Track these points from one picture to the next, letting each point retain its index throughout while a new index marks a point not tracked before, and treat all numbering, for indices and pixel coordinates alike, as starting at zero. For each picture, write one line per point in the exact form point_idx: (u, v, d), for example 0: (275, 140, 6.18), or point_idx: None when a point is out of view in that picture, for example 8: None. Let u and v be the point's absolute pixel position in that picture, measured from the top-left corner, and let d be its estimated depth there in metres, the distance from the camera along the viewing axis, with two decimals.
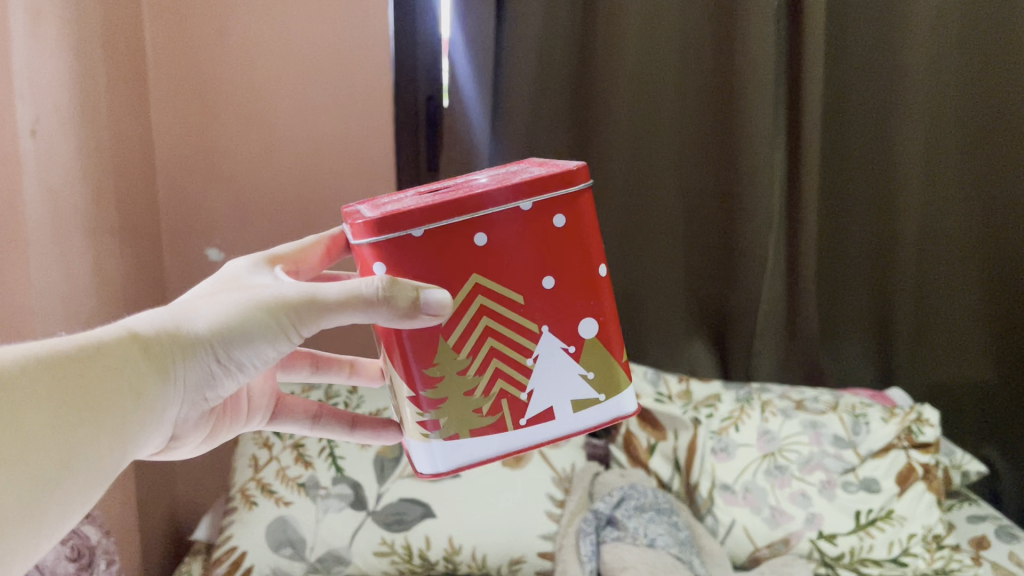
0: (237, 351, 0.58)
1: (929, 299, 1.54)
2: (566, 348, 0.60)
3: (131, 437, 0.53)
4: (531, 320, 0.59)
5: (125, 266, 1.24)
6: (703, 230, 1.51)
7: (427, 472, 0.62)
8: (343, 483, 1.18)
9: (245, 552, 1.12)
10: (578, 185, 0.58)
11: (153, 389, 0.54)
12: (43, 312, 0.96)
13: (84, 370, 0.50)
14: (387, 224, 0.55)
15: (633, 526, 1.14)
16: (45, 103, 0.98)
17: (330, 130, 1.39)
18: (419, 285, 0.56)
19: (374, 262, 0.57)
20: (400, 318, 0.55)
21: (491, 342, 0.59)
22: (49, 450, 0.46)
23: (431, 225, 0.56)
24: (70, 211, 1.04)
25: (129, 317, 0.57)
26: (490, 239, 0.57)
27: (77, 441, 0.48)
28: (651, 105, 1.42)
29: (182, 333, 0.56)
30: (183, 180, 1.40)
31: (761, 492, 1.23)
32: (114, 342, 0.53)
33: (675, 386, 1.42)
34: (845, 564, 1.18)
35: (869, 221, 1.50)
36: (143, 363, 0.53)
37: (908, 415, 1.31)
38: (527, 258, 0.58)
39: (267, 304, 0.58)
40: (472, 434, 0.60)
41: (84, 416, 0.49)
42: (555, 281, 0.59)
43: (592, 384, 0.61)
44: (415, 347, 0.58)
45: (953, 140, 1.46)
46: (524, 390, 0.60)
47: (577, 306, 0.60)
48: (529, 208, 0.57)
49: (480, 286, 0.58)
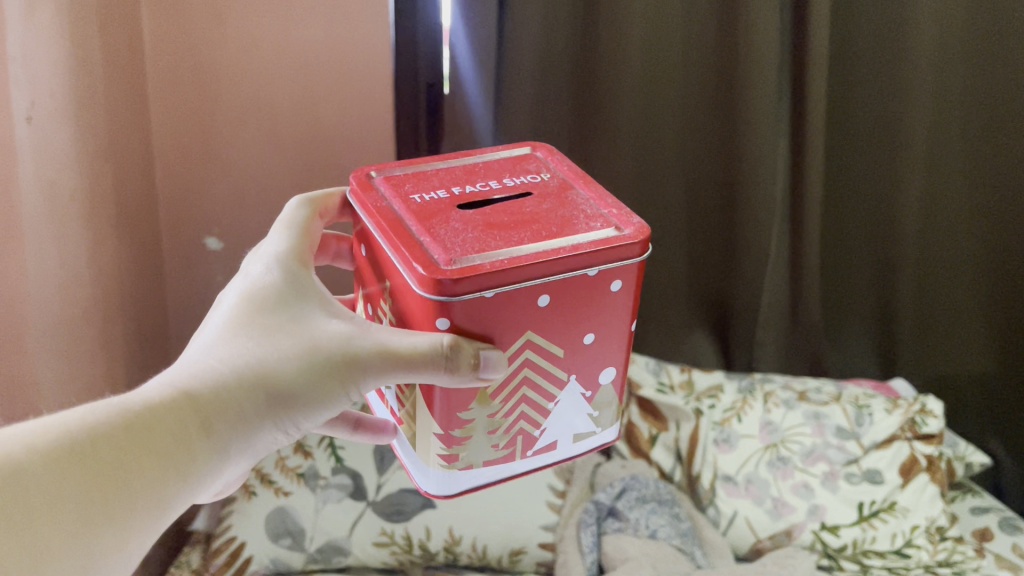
0: (298, 412, 0.57)
1: (932, 290, 1.53)
2: (584, 393, 0.61)
3: (173, 520, 0.51)
4: (562, 370, 0.59)
5: (124, 255, 1.24)
6: (705, 219, 1.50)
7: (433, 492, 0.61)
8: (343, 472, 1.15)
9: (245, 542, 1.12)
10: (644, 254, 0.57)
11: (208, 464, 0.52)
12: (38, 302, 0.95)
13: (124, 459, 0.47)
14: (464, 286, 0.52)
15: (634, 517, 1.14)
16: (41, 90, 0.96)
17: (328, 115, 1.37)
18: (477, 344, 0.54)
19: (438, 317, 0.54)
20: (461, 382, 0.54)
21: (525, 389, 0.59)
22: (61, 561, 0.43)
23: (504, 288, 0.53)
24: (67, 198, 1.03)
25: (181, 372, 0.54)
26: (553, 299, 0.55)
27: (103, 543, 0.45)
28: (655, 94, 1.40)
29: (242, 394, 0.54)
30: (180, 167, 1.38)
31: (763, 483, 1.22)
32: (170, 414, 0.50)
33: (677, 375, 1.37)
34: (847, 555, 1.18)
35: (872, 211, 1.49)
36: (199, 439, 0.51)
37: (911, 405, 1.29)
38: (574, 315, 0.57)
39: (331, 359, 0.57)
40: (483, 464, 0.60)
41: (114, 509, 0.46)
42: (594, 337, 0.59)
43: (594, 422, 0.63)
44: (455, 397, 0.57)
45: (959, 129, 1.44)
46: (539, 427, 0.61)
47: (605, 358, 0.60)
48: (593, 274, 0.56)
49: (530, 341, 0.56)
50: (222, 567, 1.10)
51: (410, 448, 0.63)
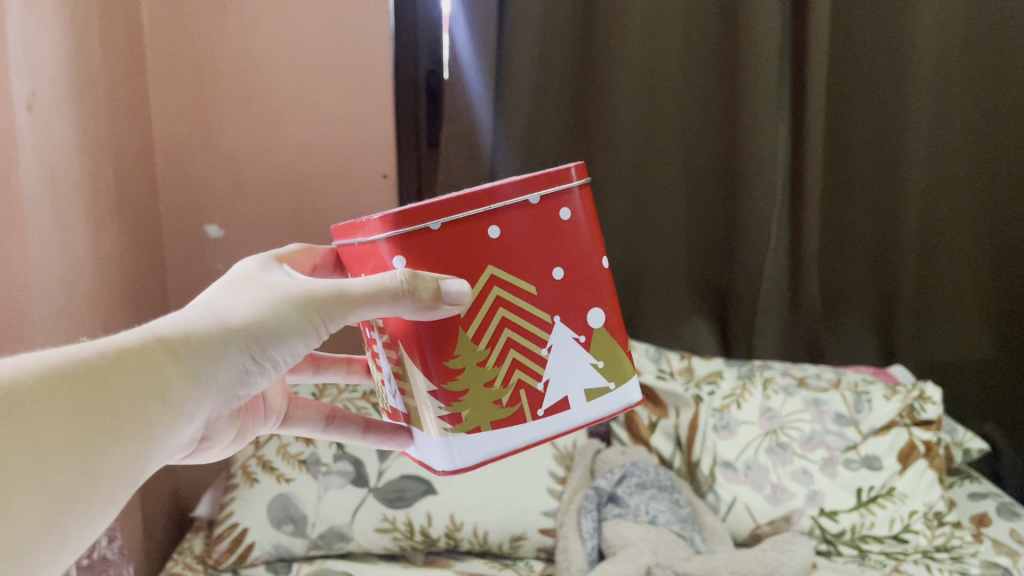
0: (271, 348, 0.56)
1: (932, 277, 1.52)
2: (576, 338, 0.58)
3: (157, 447, 0.49)
4: (542, 310, 0.57)
5: (124, 243, 1.24)
6: (705, 209, 1.50)
7: (444, 469, 0.58)
8: (344, 459, 1.18)
9: (246, 529, 1.12)
10: (578, 180, 0.56)
11: (181, 392, 0.50)
12: (41, 288, 0.95)
13: (104, 377, 0.45)
14: (401, 220, 0.53)
15: (634, 503, 1.14)
16: (42, 77, 0.97)
17: (328, 106, 1.38)
18: (437, 275, 0.53)
19: (392, 256, 0.55)
20: (424, 310, 0.52)
21: (509, 333, 0.56)
22: (60, 470, 0.42)
23: (447, 218, 0.53)
24: (69, 184, 1.04)
25: (150, 322, 0.53)
26: (502, 231, 0.54)
27: (100, 453, 0.44)
28: (655, 82, 1.41)
29: (215, 331, 0.53)
30: (181, 158, 1.39)
31: (762, 469, 1.23)
32: (139, 345, 0.49)
33: (677, 363, 1.39)
34: (845, 540, 1.19)
35: (872, 201, 1.49)
36: (173, 367, 0.50)
37: (910, 392, 1.30)
38: (533, 249, 0.55)
39: (295, 300, 0.56)
40: (492, 426, 0.57)
41: (106, 427, 0.44)
42: (564, 271, 0.56)
43: (602, 373, 0.59)
44: (432, 339, 0.56)
45: (959, 117, 1.44)
46: (540, 379, 0.57)
47: (585, 296, 0.58)
48: (535, 201, 0.55)
49: (496, 277, 0.55)
50: (224, 554, 1.11)
51: (418, 434, 0.61)
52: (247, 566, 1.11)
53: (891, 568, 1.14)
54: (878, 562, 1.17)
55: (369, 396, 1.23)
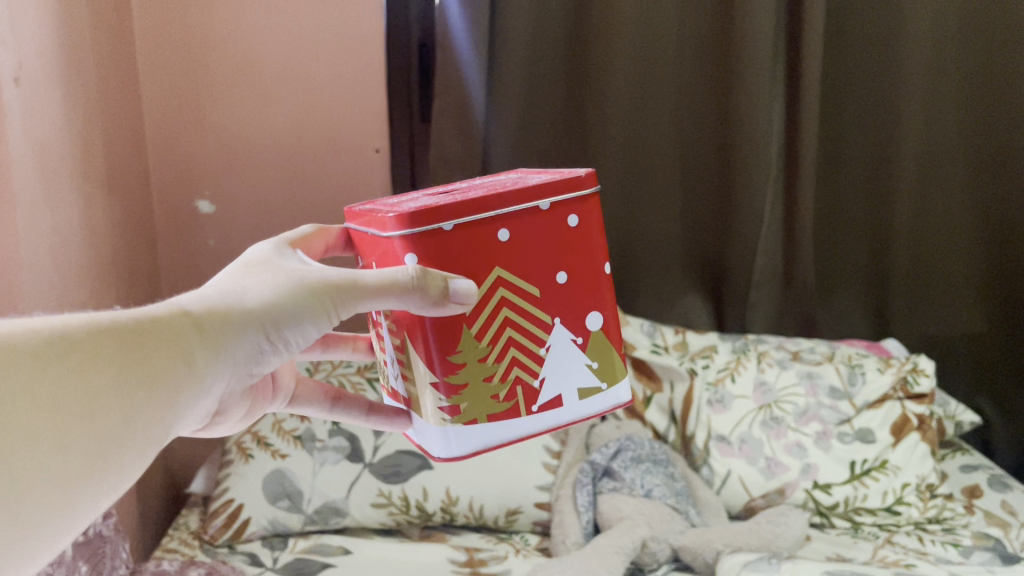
0: (285, 331, 0.55)
1: (925, 251, 1.52)
2: (574, 339, 0.58)
3: (179, 416, 0.49)
4: (544, 312, 0.57)
5: (115, 219, 1.22)
6: (700, 184, 1.49)
7: (440, 456, 0.58)
8: (339, 435, 1.17)
9: (242, 505, 1.12)
10: (587, 189, 0.56)
11: (204, 366, 0.50)
12: (32, 265, 0.94)
13: (140, 340, 0.47)
14: (419, 218, 0.52)
15: (630, 476, 1.15)
16: (30, 50, 0.95)
17: (321, 79, 1.37)
18: (446, 274, 0.53)
19: (403, 253, 0.54)
20: (432, 306, 0.52)
21: (510, 331, 0.56)
22: (101, 417, 0.43)
23: (462, 219, 0.53)
24: (58, 161, 1.02)
25: (175, 297, 0.53)
26: (513, 235, 0.55)
27: (137, 408, 0.45)
28: (650, 55, 1.40)
29: (233, 310, 0.53)
30: (171, 133, 1.37)
31: (756, 443, 1.23)
32: (169, 317, 0.49)
33: (671, 337, 1.39)
34: (839, 513, 1.20)
35: (868, 174, 1.49)
36: (198, 339, 0.50)
37: (903, 364, 1.31)
38: (540, 254, 0.56)
39: (310, 283, 0.56)
40: (489, 420, 0.57)
41: (143, 384, 0.46)
42: (567, 276, 0.57)
43: (595, 373, 0.59)
44: (437, 331, 0.55)
45: (954, 89, 1.44)
46: (537, 375, 0.57)
47: (586, 300, 0.58)
48: (546, 208, 0.55)
49: (501, 279, 0.55)
50: (220, 529, 1.11)
51: (416, 418, 0.60)
52: (242, 542, 1.11)
53: (883, 540, 1.16)
54: (870, 534, 1.18)
55: (363, 371, 1.22)
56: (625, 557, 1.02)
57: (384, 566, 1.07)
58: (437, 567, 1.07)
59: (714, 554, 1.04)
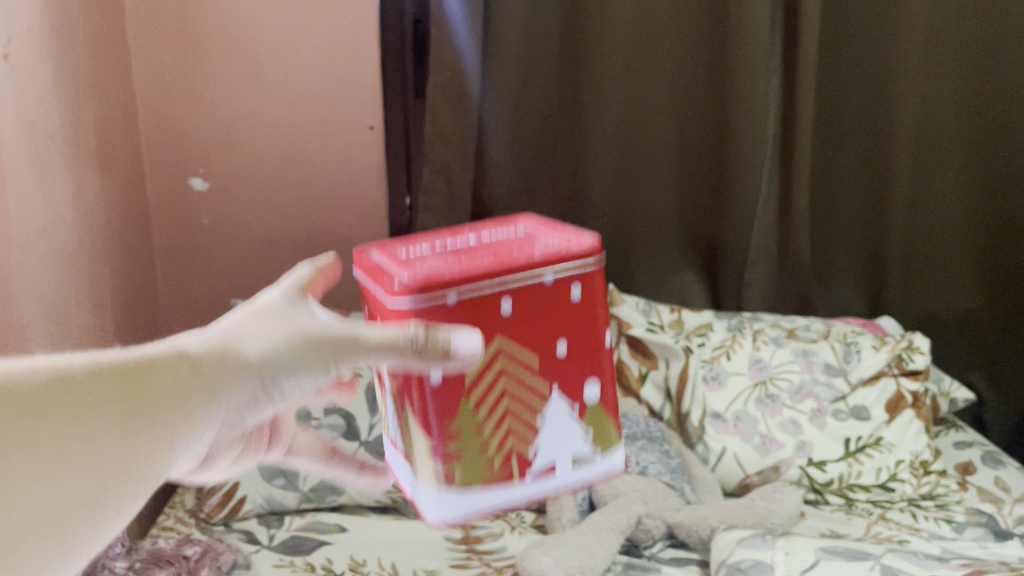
0: (280, 383, 0.49)
1: (920, 224, 1.51)
2: (571, 408, 0.53)
3: (167, 464, 0.45)
4: (542, 381, 0.52)
5: (108, 198, 1.21)
6: (696, 162, 1.48)
7: (431, 522, 0.52)
8: (336, 413, 1.17)
9: (238, 483, 1.13)
10: (594, 259, 0.52)
11: (193, 413, 0.46)
12: (23, 243, 0.94)
13: (128, 383, 0.43)
14: (419, 288, 0.48)
15: (624, 453, 1.15)
16: (17, 27, 0.93)
17: (313, 54, 1.36)
18: (447, 327, 0.48)
19: (400, 319, 0.49)
20: (437, 362, 0.47)
21: (508, 403, 0.52)
22: (93, 461, 0.40)
23: (465, 289, 0.49)
24: (48, 138, 1.01)
25: (163, 338, 0.48)
26: (515, 305, 0.50)
27: (131, 454, 0.42)
28: (645, 30, 1.39)
29: (226, 356, 0.48)
30: (162, 109, 1.36)
31: (751, 420, 1.23)
32: (158, 362, 0.45)
33: (667, 315, 1.38)
34: (833, 489, 1.21)
35: (864, 150, 1.49)
36: (188, 385, 0.45)
37: (899, 341, 1.30)
38: (542, 323, 0.51)
39: (308, 333, 0.50)
40: (482, 486, 0.51)
41: (137, 427, 0.43)
42: (567, 347, 0.52)
43: (591, 443, 0.54)
44: (435, 395, 0.50)
45: (951, 63, 1.43)
46: (533, 443, 0.52)
47: (587, 372, 0.53)
48: (551, 280, 0.51)
49: (502, 350, 0.51)
50: (216, 508, 1.12)
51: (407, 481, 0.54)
52: (239, 519, 1.12)
53: (876, 516, 1.17)
54: (864, 510, 1.19)
55: None
56: (619, 534, 1.03)
57: (381, 544, 1.07)
58: (433, 546, 1.08)
59: (709, 531, 1.05)
